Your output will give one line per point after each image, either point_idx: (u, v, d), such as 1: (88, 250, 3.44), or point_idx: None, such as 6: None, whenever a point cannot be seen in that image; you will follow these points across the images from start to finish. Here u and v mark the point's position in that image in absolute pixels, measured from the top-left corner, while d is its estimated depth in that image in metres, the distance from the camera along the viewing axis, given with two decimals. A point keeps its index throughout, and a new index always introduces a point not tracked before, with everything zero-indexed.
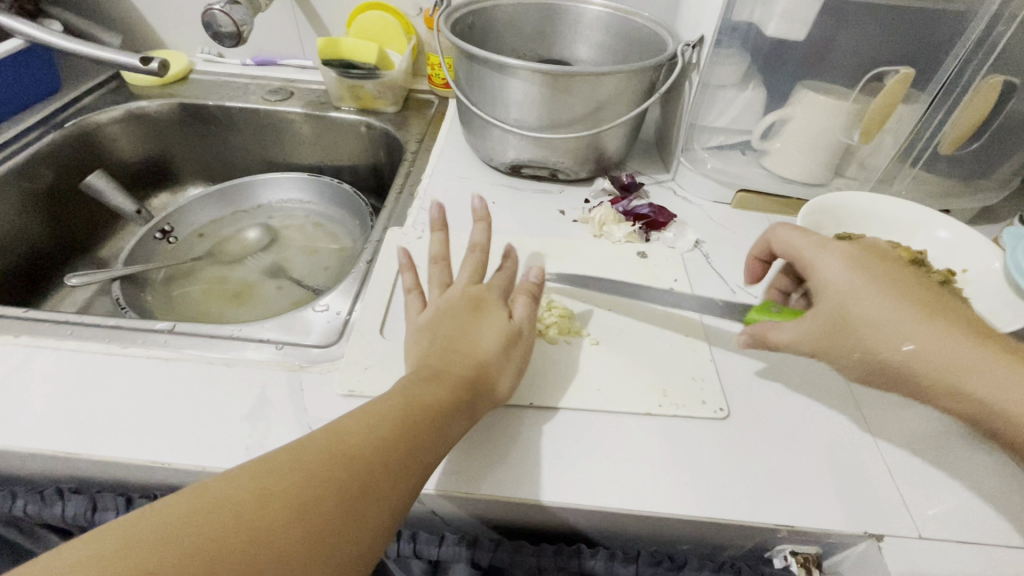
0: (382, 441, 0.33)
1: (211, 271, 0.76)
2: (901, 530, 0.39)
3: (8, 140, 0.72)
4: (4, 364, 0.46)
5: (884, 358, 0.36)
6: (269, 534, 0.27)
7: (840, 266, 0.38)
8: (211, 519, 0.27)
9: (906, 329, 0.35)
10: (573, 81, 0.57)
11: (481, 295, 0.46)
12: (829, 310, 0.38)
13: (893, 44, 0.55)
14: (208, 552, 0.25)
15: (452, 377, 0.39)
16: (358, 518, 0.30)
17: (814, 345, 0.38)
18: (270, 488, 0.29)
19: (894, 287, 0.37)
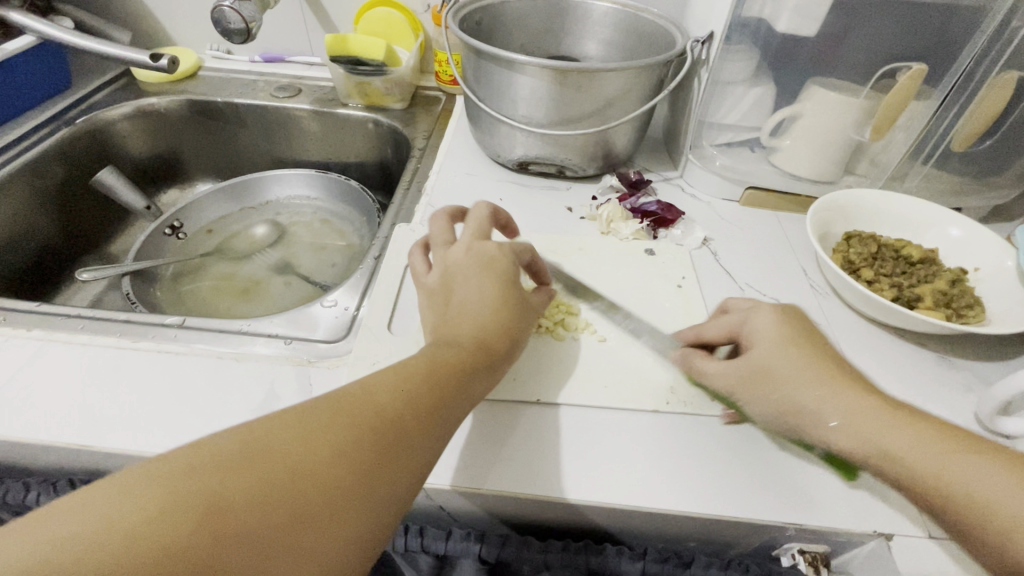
0: (411, 395, 0.34)
1: (220, 266, 0.77)
2: (910, 529, 0.38)
3: (21, 136, 0.72)
4: (18, 357, 0.46)
5: (790, 408, 0.37)
6: (309, 475, 0.28)
7: (766, 324, 0.41)
8: (254, 453, 0.27)
9: (817, 387, 0.37)
10: (582, 78, 0.57)
11: (491, 256, 0.45)
12: (751, 357, 0.40)
13: (906, 40, 0.55)
14: (253, 483, 0.26)
15: (468, 340, 0.40)
16: (391, 463, 0.30)
17: (733, 383, 0.40)
18: (308, 429, 0.29)
19: (808, 352, 0.39)
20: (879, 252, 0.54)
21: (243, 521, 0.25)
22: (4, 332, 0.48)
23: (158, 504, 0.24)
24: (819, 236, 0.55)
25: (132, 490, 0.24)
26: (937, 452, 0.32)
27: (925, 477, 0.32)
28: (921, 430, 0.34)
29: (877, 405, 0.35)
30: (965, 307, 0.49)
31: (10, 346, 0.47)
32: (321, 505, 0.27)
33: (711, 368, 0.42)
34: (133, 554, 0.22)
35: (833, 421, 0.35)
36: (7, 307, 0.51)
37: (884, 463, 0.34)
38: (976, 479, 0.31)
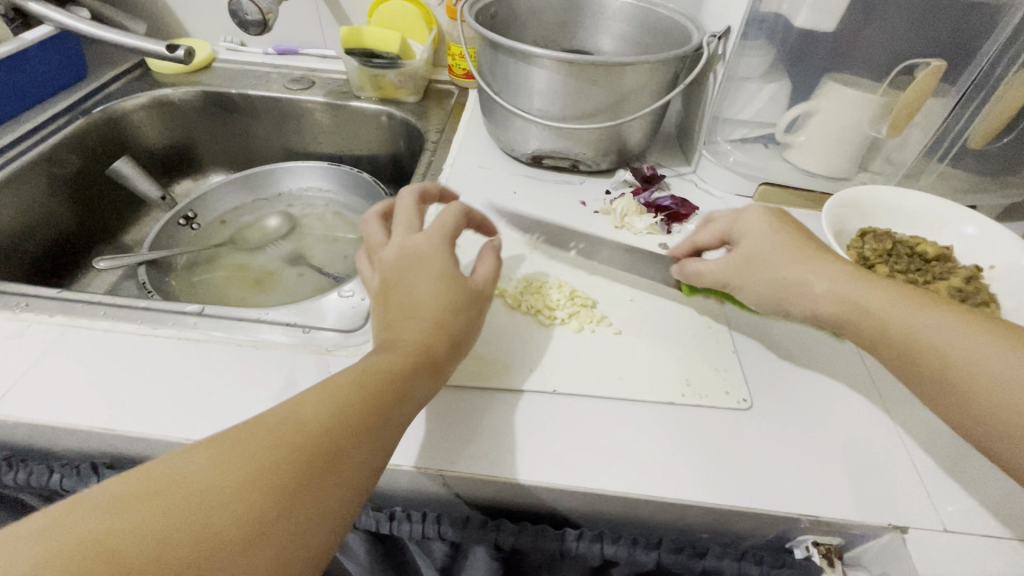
0: (338, 412, 0.32)
1: (232, 257, 0.77)
2: (925, 523, 0.39)
3: (38, 126, 0.73)
4: (41, 342, 0.47)
5: (777, 283, 0.42)
6: (241, 505, 0.27)
7: (754, 220, 0.46)
8: (160, 493, 0.27)
9: (800, 263, 0.41)
10: (597, 71, 0.57)
11: (418, 247, 0.43)
12: (743, 250, 0.45)
13: (924, 36, 0.55)
14: (156, 527, 0.26)
15: (404, 345, 0.38)
16: (315, 488, 0.30)
17: (725, 273, 0.46)
18: (220, 462, 0.28)
19: (793, 240, 0.43)
20: (894, 249, 0.55)
21: (146, 567, 0.24)
22: (27, 317, 0.49)
23: (52, 560, 0.23)
24: (835, 232, 0.55)
25: (28, 544, 0.24)
26: (899, 304, 0.37)
27: (888, 328, 0.37)
28: (884, 290, 0.38)
29: (848, 270, 0.40)
30: (981, 305, 0.49)
31: (32, 332, 0.48)
32: (234, 540, 0.27)
33: (709, 268, 0.47)
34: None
35: (813, 289, 0.40)
36: (30, 293, 0.51)
37: (854, 320, 0.39)
38: (928, 324, 0.36)
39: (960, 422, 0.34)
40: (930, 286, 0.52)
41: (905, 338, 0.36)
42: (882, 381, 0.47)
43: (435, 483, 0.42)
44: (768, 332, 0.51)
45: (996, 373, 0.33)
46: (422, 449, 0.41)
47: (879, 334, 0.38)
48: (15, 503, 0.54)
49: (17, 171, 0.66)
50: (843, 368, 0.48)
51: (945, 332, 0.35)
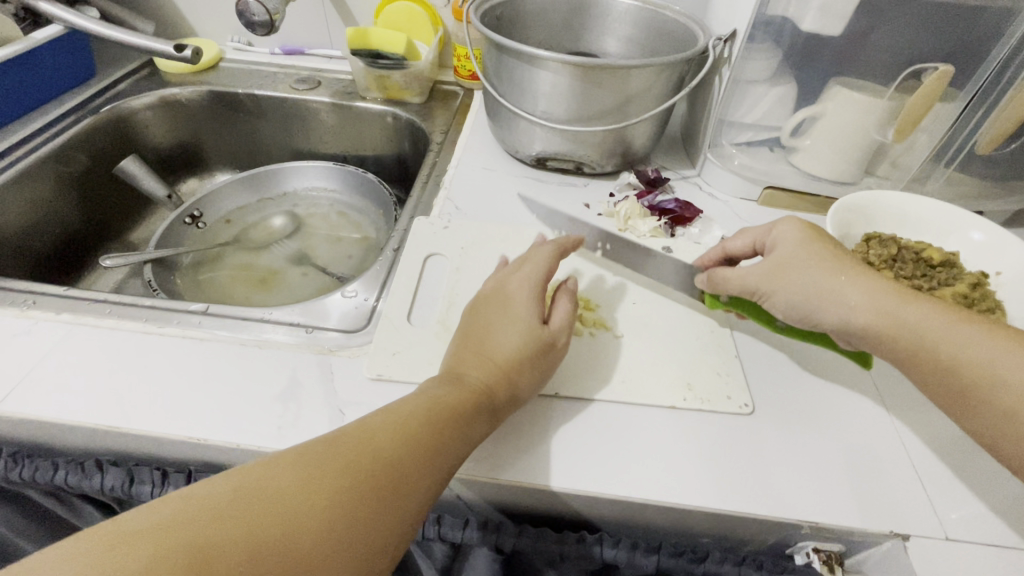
0: (408, 440, 0.34)
1: (237, 257, 0.78)
2: (927, 531, 0.38)
3: (47, 124, 0.73)
4: (47, 340, 0.47)
5: (814, 296, 0.40)
6: (301, 528, 0.28)
7: (791, 231, 0.43)
8: (243, 508, 0.27)
9: (839, 279, 0.39)
10: (602, 74, 0.57)
11: (514, 289, 0.46)
12: (774, 261, 0.43)
13: (932, 40, 0.54)
14: (238, 540, 0.26)
15: (475, 380, 0.40)
16: (381, 514, 0.30)
17: (758, 281, 0.43)
18: (296, 482, 0.29)
19: (830, 253, 0.41)
20: (899, 255, 0.54)
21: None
22: (35, 314, 0.49)
23: (145, 563, 0.24)
24: (839, 238, 0.55)
25: (107, 556, 0.24)
26: (934, 320, 0.36)
27: (922, 344, 0.36)
28: (914, 303, 0.37)
29: (878, 283, 0.39)
30: (985, 311, 0.49)
31: (39, 329, 0.48)
32: (306, 564, 0.27)
33: (736, 275, 0.45)
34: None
35: (843, 303, 0.38)
36: (37, 290, 0.52)
37: (891, 335, 0.37)
38: (962, 342, 0.35)
39: (988, 439, 0.34)
40: (935, 293, 0.51)
41: (942, 358, 0.36)
42: (886, 388, 0.47)
43: None
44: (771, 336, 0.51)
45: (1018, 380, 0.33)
46: None
47: (914, 351, 0.36)
48: (19, 498, 0.54)
49: (27, 169, 0.67)
50: (846, 374, 0.48)
51: (983, 351, 0.34)
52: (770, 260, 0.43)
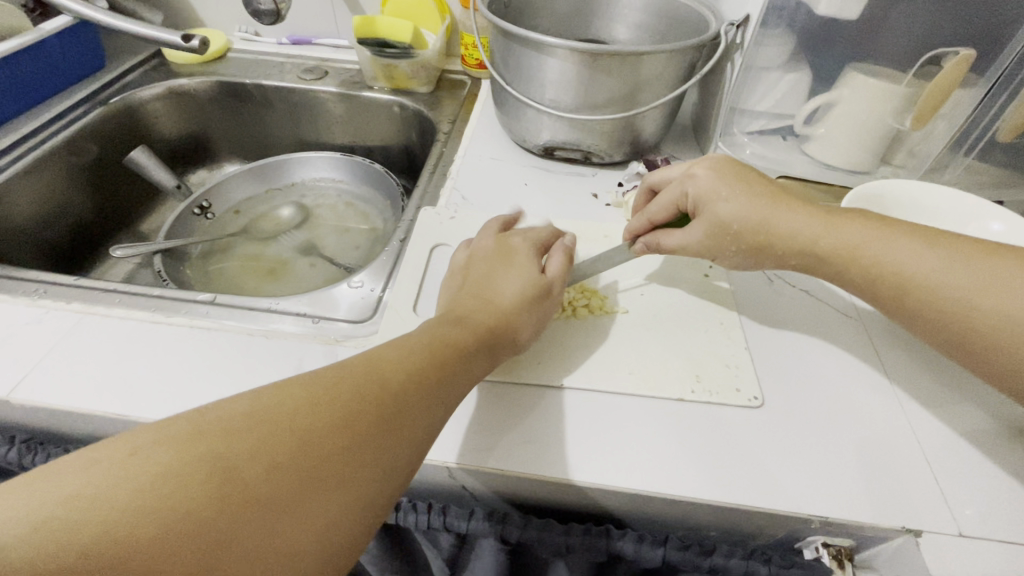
0: (414, 368, 0.35)
1: (246, 247, 0.78)
2: (940, 527, 0.38)
3: (57, 115, 0.74)
4: (58, 329, 0.48)
5: (755, 229, 0.43)
6: (311, 441, 0.28)
7: (706, 183, 0.45)
8: (257, 420, 0.28)
9: (777, 211, 0.43)
10: (610, 61, 0.56)
11: (511, 249, 0.48)
12: (704, 218, 0.45)
13: (952, 24, 0.53)
14: (255, 450, 0.27)
15: (476, 322, 0.41)
16: (388, 434, 0.31)
17: (698, 244, 0.47)
18: (300, 405, 0.30)
19: (749, 181, 0.45)
20: None
21: (239, 495, 0.25)
22: (45, 304, 0.50)
23: (166, 470, 0.25)
24: None
25: (124, 469, 0.25)
26: (864, 232, 0.40)
27: (853, 254, 0.40)
28: (847, 224, 0.41)
29: (816, 213, 0.42)
30: None
31: (50, 318, 0.49)
32: (320, 477, 0.28)
33: (675, 238, 0.47)
34: (141, 517, 0.23)
35: (781, 230, 0.43)
36: (47, 280, 0.52)
37: (830, 256, 0.41)
38: (886, 251, 0.39)
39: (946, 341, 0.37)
40: None
41: (871, 268, 0.40)
42: (899, 381, 0.46)
43: (442, 474, 0.42)
44: (781, 330, 0.50)
45: (953, 283, 0.36)
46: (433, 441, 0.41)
47: (846, 264, 0.41)
48: None
49: (38, 159, 0.67)
50: (857, 367, 0.47)
51: (903, 256, 0.38)
52: (704, 215, 0.45)
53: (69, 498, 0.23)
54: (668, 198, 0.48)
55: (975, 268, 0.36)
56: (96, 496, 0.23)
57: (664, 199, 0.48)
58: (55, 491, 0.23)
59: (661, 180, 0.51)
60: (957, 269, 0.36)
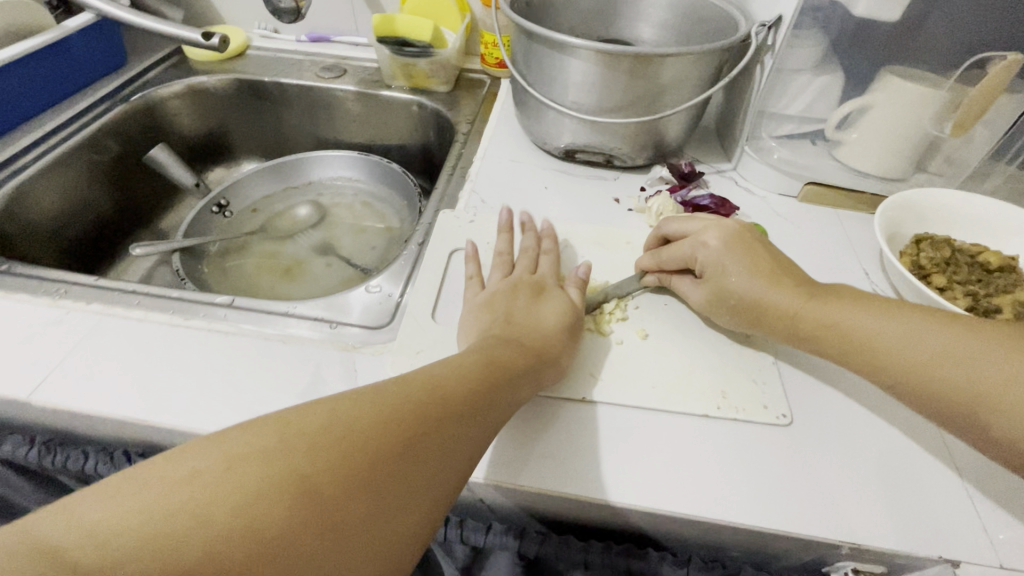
0: (470, 385, 0.35)
1: (263, 246, 0.78)
2: (980, 558, 0.36)
3: (79, 112, 0.74)
4: (78, 329, 0.48)
5: (752, 307, 0.44)
6: (384, 453, 0.29)
7: (712, 253, 0.46)
8: (332, 432, 0.28)
9: (772, 290, 0.43)
10: (636, 63, 0.55)
11: (541, 285, 0.49)
12: (709, 280, 0.46)
13: (998, 27, 0.50)
14: (328, 466, 0.27)
15: (523, 344, 0.42)
16: (447, 452, 0.31)
17: (701, 302, 0.47)
18: (372, 417, 0.30)
19: (755, 254, 0.45)
20: (953, 258, 0.51)
21: (324, 507, 0.26)
22: (66, 304, 0.50)
23: (252, 483, 0.25)
24: (887, 237, 0.52)
25: (214, 484, 0.25)
26: (848, 311, 0.41)
27: (838, 332, 0.41)
28: (830, 301, 0.42)
29: (801, 290, 0.43)
30: None
31: (70, 319, 0.49)
32: (395, 491, 0.28)
33: (687, 290, 0.48)
34: (226, 532, 0.24)
35: (772, 305, 0.43)
36: (67, 280, 0.52)
37: (808, 334, 0.42)
38: (883, 330, 0.39)
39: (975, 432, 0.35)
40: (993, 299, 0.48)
41: (873, 354, 0.39)
42: None
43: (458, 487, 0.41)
44: (807, 344, 0.48)
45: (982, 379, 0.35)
46: None
47: (828, 339, 0.41)
48: (55, 481, 0.56)
49: (60, 157, 0.68)
50: None
51: (894, 334, 0.39)
52: (710, 281, 0.46)
53: (170, 513, 0.24)
54: (680, 252, 0.48)
55: (969, 339, 0.36)
56: (179, 510, 0.24)
57: (675, 252, 0.49)
58: (132, 505, 0.24)
59: (676, 232, 0.50)
60: (947, 344, 0.37)
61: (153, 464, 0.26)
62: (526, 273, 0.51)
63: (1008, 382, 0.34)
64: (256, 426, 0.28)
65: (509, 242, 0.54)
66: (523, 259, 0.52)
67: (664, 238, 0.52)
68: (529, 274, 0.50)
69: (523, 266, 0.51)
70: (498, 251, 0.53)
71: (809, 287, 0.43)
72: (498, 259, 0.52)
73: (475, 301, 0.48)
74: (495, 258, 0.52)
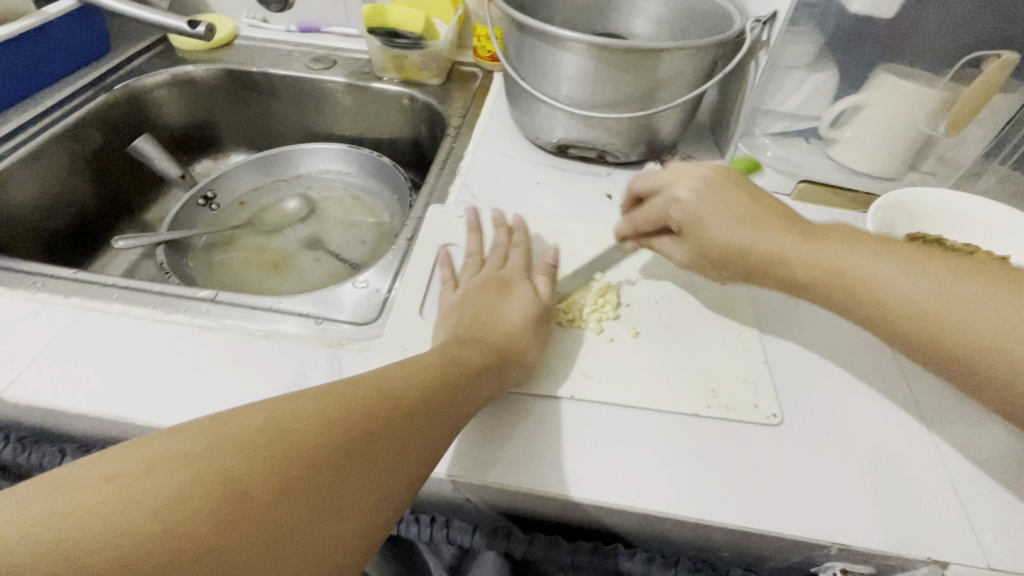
0: (423, 389, 0.35)
1: (251, 239, 0.77)
2: (969, 558, 0.36)
3: (60, 101, 0.72)
4: (55, 324, 0.47)
5: (738, 256, 0.41)
6: (323, 457, 0.28)
7: (687, 204, 0.44)
8: (266, 435, 0.27)
9: (760, 236, 0.40)
10: (629, 57, 0.54)
11: (508, 280, 0.48)
12: (689, 237, 0.44)
13: (993, 26, 0.50)
14: (262, 471, 0.26)
15: (485, 343, 0.42)
16: (393, 457, 0.30)
17: (687, 260, 0.46)
18: (316, 419, 0.29)
19: (733, 199, 0.42)
20: None
21: (254, 512, 0.25)
22: (43, 298, 0.49)
23: (176, 487, 0.24)
24: (880, 236, 0.51)
25: (133, 488, 0.23)
26: (843, 253, 0.38)
27: (836, 273, 0.38)
28: (827, 243, 0.39)
29: (793, 234, 0.40)
30: None
31: (47, 313, 0.47)
32: (331, 500, 0.27)
33: (669, 247, 0.47)
34: (138, 539, 0.22)
35: (764, 252, 0.40)
36: (45, 273, 0.51)
37: (802, 279, 0.39)
38: (876, 269, 0.36)
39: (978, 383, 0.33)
40: None
41: (857, 289, 0.37)
42: (924, 402, 0.44)
43: (445, 488, 0.40)
44: (798, 341, 0.48)
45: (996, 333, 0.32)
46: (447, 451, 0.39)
47: (820, 285, 0.38)
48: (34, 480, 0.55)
49: (40, 146, 0.66)
50: (878, 385, 0.45)
51: (885, 275, 0.36)
52: (689, 237, 0.44)
53: (83, 514, 0.22)
54: (653, 211, 0.47)
55: (976, 290, 0.33)
56: (96, 513, 0.22)
57: (651, 211, 0.48)
58: (42, 508, 0.22)
59: (646, 189, 0.48)
60: (936, 281, 0.34)
61: (67, 469, 0.24)
62: (494, 270, 0.50)
63: (1010, 335, 0.31)
64: (186, 428, 0.27)
65: (479, 241, 0.54)
66: (493, 257, 0.52)
67: (636, 196, 0.51)
68: (497, 270, 0.50)
69: (493, 263, 0.51)
70: (468, 252, 0.53)
71: (799, 227, 0.40)
72: (470, 261, 0.52)
73: (447, 302, 0.48)
74: (466, 259, 0.52)
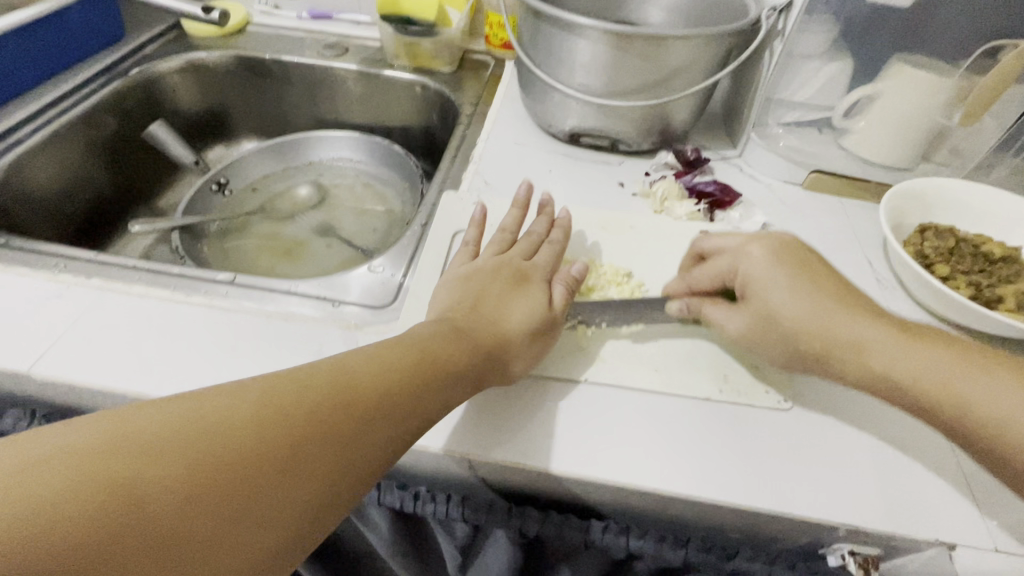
0: (422, 359, 0.36)
1: (262, 226, 0.77)
2: (975, 541, 0.36)
3: (76, 86, 0.73)
4: (78, 304, 0.48)
5: (809, 335, 0.39)
6: (328, 412, 0.30)
7: (759, 267, 0.42)
8: (283, 392, 0.29)
9: (834, 318, 0.39)
10: (643, 43, 0.54)
11: (524, 272, 0.47)
12: (755, 306, 0.42)
13: (1011, 15, 0.50)
14: (275, 418, 0.28)
15: (478, 339, 0.39)
16: (393, 420, 0.32)
17: (743, 328, 0.42)
18: (327, 382, 0.31)
19: (815, 275, 0.41)
20: (957, 247, 0.51)
21: (266, 451, 0.27)
22: (65, 278, 0.50)
23: (203, 426, 0.26)
24: (891, 225, 0.52)
25: (166, 423, 0.26)
26: (933, 360, 0.37)
27: (913, 381, 0.36)
28: (929, 347, 0.37)
29: (877, 324, 0.39)
30: None
31: (71, 293, 0.48)
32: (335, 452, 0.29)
33: (721, 315, 0.44)
34: (169, 463, 0.25)
35: (834, 342, 0.38)
36: (67, 255, 0.52)
37: (879, 374, 0.37)
38: (968, 387, 0.35)
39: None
40: (995, 289, 0.48)
41: (940, 397, 0.36)
42: None
43: (460, 466, 0.41)
44: None
45: None
46: (462, 434, 0.40)
47: (912, 391, 0.37)
48: None
49: (59, 130, 0.67)
50: None
51: (992, 392, 0.34)
52: (751, 305, 0.42)
53: (123, 438, 0.25)
54: (718, 268, 0.45)
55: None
56: (138, 441, 0.25)
57: (712, 269, 0.45)
58: (88, 431, 0.25)
59: (712, 248, 0.47)
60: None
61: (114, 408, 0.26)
62: (517, 256, 0.49)
63: None
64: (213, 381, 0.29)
65: (516, 219, 0.53)
66: (525, 242, 0.51)
67: (700, 254, 0.48)
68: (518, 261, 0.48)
69: (521, 250, 0.50)
70: (502, 228, 0.52)
71: (890, 320, 0.39)
72: (500, 236, 0.51)
73: (459, 269, 0.48)
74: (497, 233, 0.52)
